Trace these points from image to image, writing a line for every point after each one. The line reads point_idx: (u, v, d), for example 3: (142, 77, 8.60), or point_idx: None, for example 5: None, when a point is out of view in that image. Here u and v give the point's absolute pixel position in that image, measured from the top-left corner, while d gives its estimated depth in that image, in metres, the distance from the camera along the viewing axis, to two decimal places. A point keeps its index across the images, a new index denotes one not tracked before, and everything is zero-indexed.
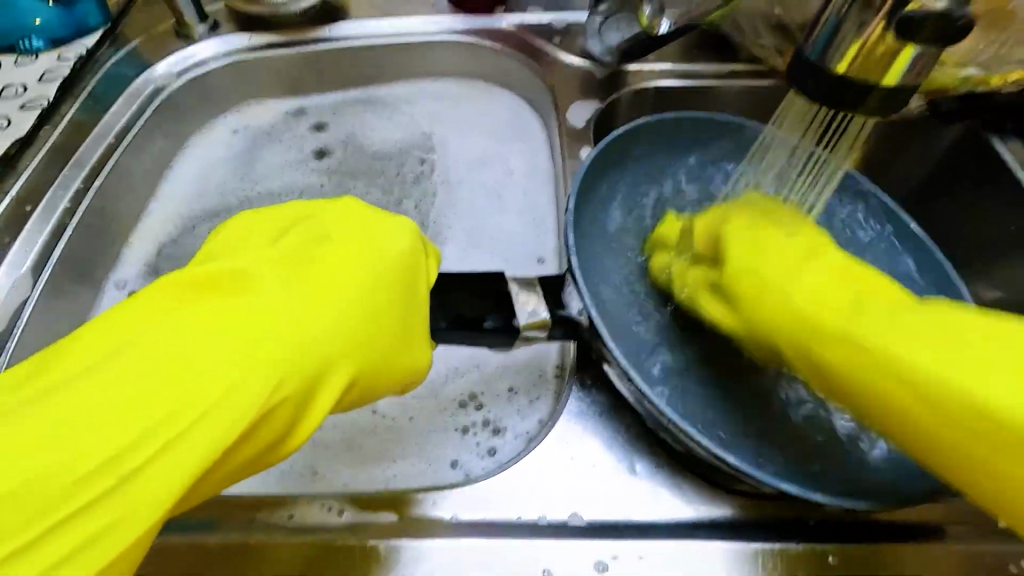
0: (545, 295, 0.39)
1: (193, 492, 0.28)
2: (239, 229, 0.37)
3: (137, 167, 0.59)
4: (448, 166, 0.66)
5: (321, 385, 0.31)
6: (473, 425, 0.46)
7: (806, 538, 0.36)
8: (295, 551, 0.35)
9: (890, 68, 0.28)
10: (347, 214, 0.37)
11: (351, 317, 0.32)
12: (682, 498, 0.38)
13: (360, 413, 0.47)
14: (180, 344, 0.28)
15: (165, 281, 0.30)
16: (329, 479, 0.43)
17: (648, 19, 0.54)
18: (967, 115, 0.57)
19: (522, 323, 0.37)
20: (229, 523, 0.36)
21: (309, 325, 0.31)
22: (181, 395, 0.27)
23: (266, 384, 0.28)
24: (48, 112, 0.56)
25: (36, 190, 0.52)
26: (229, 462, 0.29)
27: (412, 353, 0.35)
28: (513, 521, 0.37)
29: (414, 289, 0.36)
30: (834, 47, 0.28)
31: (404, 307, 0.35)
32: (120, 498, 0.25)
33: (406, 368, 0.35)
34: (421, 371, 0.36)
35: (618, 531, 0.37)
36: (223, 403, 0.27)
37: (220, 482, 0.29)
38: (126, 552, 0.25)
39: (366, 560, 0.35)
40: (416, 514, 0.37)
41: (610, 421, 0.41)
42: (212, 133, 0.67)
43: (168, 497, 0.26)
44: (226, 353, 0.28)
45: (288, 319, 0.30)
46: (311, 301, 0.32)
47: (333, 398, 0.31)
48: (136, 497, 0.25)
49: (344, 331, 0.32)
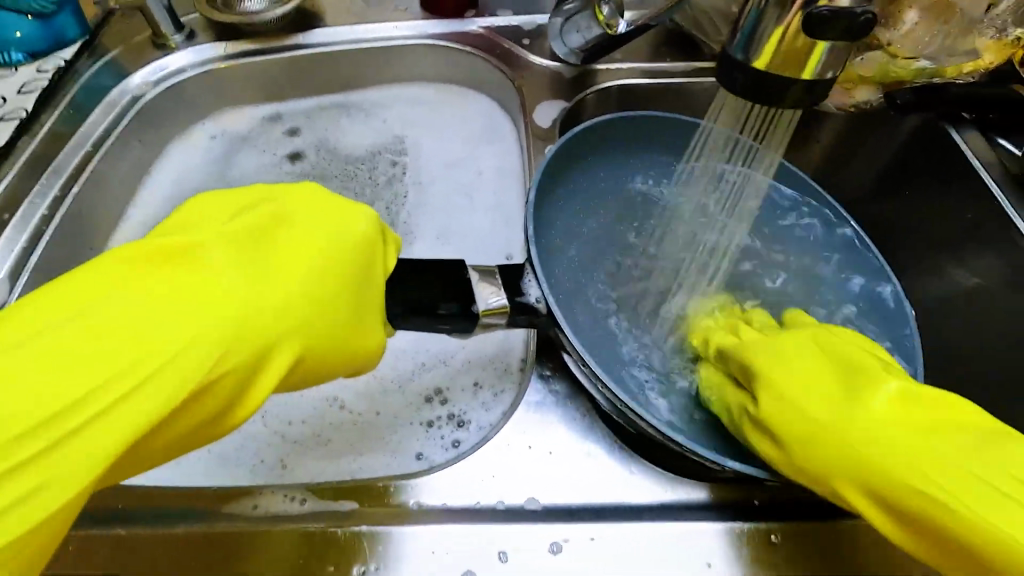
0: (503, 283, 0.40)
1: (136, 455, 0.29)
2: (203, 199, 0.36)
3: (115, 174, 0.61)
4: (421, 168, 0.68)
5: (269, 359, 0.31)
6: (439, 418, 0.47)
7: (751, 518, 0.37)
8: (260, 542, 0.36)
9: (806, 62, 0.29)
10: (311, 194, 0.36)
11: (306, 294, 0.32)
12: (637, 482, 0.39)
13: (330, 409, 0.48)
14: (127, 312, 0.28)
15: (116, 247, 0.29)
16: (298, 472, 0.45)
17: (606, 19, 0.56)
18: (921, 108, 0.58)
19: (481, 309, 0.37)
20: (193, 513, 0.37)
21: (262, 299, 0.30)
22: (125, 362, 0.27)
23: (210, 357, 0.28)
24: (26, 122, 0.57)
25: (15, 199, 0.53)
26: (174, 427, 0.29)
27: (368, 332, 0.35)
28: (472, 507, 0.38)
29: (374, 268, 0.36)
30: (755, 42, 0.29)
31: (362, 286, 0.34)
32: (58, 458, 0.25)
33: (361, 345, 0.35)
34: (377, 350, 0.36)
35: (574, 514, 0.38)
36: (167, 371, 0.27)
37: (165, 446, 0.29)
38: (61, 510, 0.25)
39: (326, 545, 0.36)
40: (375, 503, 0.38)
41: (567, 410, 0.42)
42: (190, 140, 0.69)
43: (107, 457, 0.26)
44: (174, 322, 0.28)
45: (241, 294, 0.30)
46: (266, 277, 0.31)
47: (279, 376, 0.31)
48: (72, 458, 0.26)
49: (297, 307, 0.31)
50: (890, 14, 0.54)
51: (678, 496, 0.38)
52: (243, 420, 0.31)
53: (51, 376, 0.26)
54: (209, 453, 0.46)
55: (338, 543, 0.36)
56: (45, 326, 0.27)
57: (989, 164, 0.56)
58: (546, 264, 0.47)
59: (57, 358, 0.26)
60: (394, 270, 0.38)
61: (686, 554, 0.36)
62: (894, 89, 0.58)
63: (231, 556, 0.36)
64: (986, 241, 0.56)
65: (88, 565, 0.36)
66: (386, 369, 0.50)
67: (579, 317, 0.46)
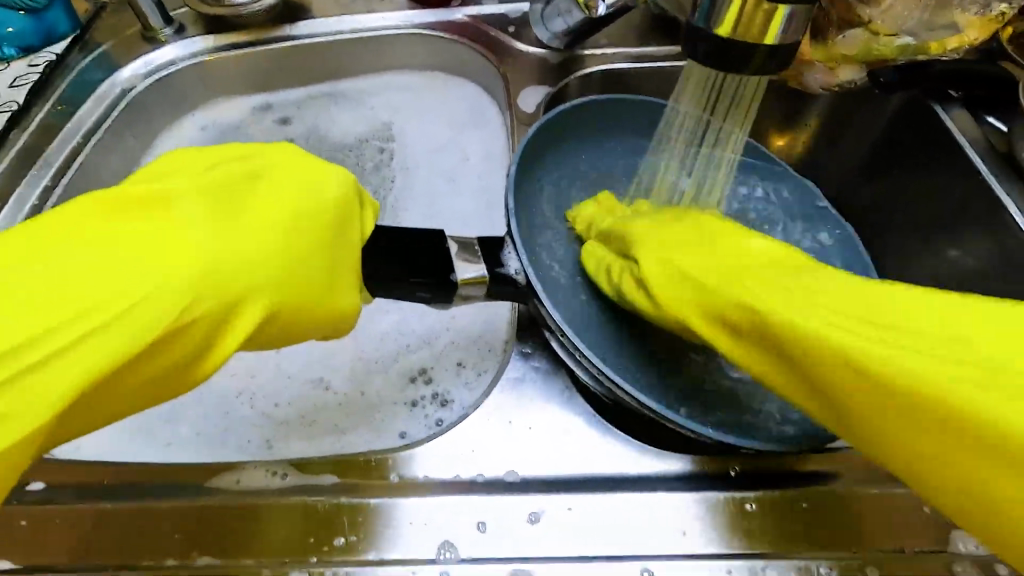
0: (484, 253, 0.40)
1: (103, 398, 0.29)
2: (181, 155, 0.36)
3: (106, 166, 0.61)
4: (408, 156, 0.68)
5: (238, 312, 0.31)
6: (423, 398, 0.48)
7: (726, 486, 0.37)
8: (239, 513, 0.37)
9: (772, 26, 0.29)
10: (290, 156, 0.37)
11: (275, 250, 0.32)
12: (614, 452, 0.39)
13: (316, 390, 0.49)
14: (96, 257, 0.28)
15: (88, 194, 0.30)
16: (284, 450, 0.46)
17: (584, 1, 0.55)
18: (906, 86, 0.59)
19: (460, 278, 0.38)
20: (175, 488, 0.38)
21: (231, 251, 0.31)
22: (91, 304, 0.27)
23: (179, 298, 0.29)
24: (17, 115, 0.58)
25: (7, 191, 0.55)
26: (141, 373, 0.30)
27: (341, 295, 0.35)
28: (450, 479, 0.39)
29: (348, 232, 0.36)
30: (722, 11, 0.29)
31: (335, 249, 0.35)
32: (20, 393, 0.26)
33: (334, 308, 0.35)
34: (350, 315, 0.36)
35: (551, 486, 0.38)
36: (132, 315, 0.28)
37: (133, 391, 0.30)
38: (18, 447, 0.26)
39: (304, 519, 0.36)
40: (354, 478, 0.38)
41: (547, 386, 0.43)
42: (181, 130, 0.70)
43: (71, 395, 0.27)
44: (142, 269, 0.28)
45: (211, 246, 0.30)
46: (236, 231, 0.32)
47: (248, 327, 0.31)
48: (37, 392, 0.26)
49: (267, 262, 0.32)
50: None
51: (655, 467, 0.39)
52: (212, 372, 0.32)
53: (18, 314, 0.26)
54: (198, 433, 0.47)
55: (318, 516, 0.37)
56: (21, 262, 0.27)
57: (975, 141, 0.56)
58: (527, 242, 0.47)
59: (31, 291, 0.27)
60: (374, 235, 0.39)
61: (662, 523, 0.36)
62: (879, 67, 0.59)
63: (210, 526, 0.36)
64: (971, 218, 0.56)
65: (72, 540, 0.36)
66: (371, 350, 0.50)
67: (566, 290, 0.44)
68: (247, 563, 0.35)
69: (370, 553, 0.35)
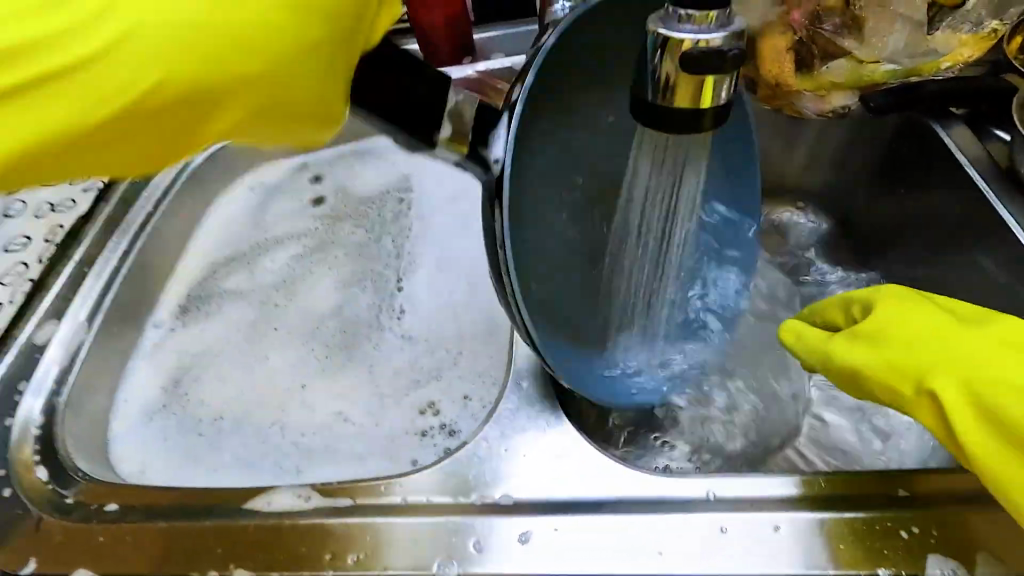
0: (475, 120, 0.38)
1: (87, 161, 0.34)
2: None
3: (172, 226, 0.71)
4: (425, 205, 0.75)
5: (214, 112, 0.34)
6: (431, 428, 0.53)
7: (703, 508, 0.40)
8: (270, 530, 0.42)
9: (713, 93, 0.33)
10: None
11: (269, 67, 0.33)
12: (599, 473, 0.43)
13: (339, 421, 0.55)
14: (94, 29, 0.30)
15: None
16: (310, 475, 0.51)
17: None
18: (900, 107, 0.61)
19: (443, 136, 0.38)
20: (220, 509, 0.44)
21: (228, 57, 0.32)
22: (82, 52, 0.30)
23: (157, 71, 0.31)
24: (102, 191, 0.69)
25: (94, 252, 0.64)
26: (122, 147, 0.34)
27: (327, 103, 0.36)
28: (450, 502, 0.43)
29: (354, 35, 0.36)
30: (669, 94, 0.33)
31: (332, 61, 0.35)
32: (29, 112, 0.31)
33: (314, 112, 0.37)
34: (332, 122, 0.38)
35: (541, 507, 0.41)
36: (122, 46, 0.30)
37: (118, 162, 0.35)
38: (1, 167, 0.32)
39: (322, 538, 0.41)
40: (364, 499, 0.43)
41: (541, 416, 0.46)
42: (233, 192, 0.80)
43: (47, 134, 0.31)
44: (130, 61, 0.30)
45: (208, 22, 0.31)
46: (242, 29, 0.32)
47: (224, 130, 0.35)
48: (27, 112, 0.31)
49: (257, 85, 0.34)
50: (847, 25, 0.55)
51: (638, 489, 0.41)
52: (197, 152, 0.37)
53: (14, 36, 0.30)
54: (238, 460, 0.54)
55: (336, 535, 0.42)
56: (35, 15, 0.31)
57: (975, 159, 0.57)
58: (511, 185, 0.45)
59: (37, 23, 0.30)
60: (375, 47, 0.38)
61: (645, 543, 0.39)
62: (870, 91, 0.60)
63: (246, 541, 0.42)
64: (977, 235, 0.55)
65: (137, 552, 0.42)
66: (388, 385, 0.57)
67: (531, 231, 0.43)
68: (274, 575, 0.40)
69: (378, 568, 0.40)
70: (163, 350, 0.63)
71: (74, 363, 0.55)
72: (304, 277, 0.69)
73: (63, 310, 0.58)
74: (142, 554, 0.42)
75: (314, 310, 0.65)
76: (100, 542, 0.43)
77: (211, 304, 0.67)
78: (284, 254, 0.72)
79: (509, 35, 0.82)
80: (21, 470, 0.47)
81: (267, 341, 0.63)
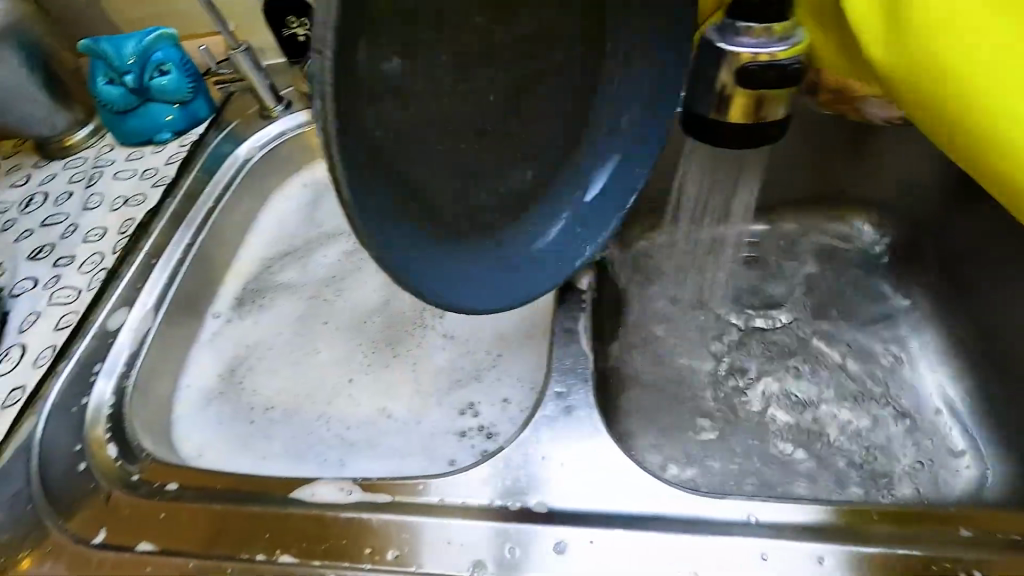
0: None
1: None
2: None
3: (231, 222, 0.75)
4: None
5: None
6: (470, 429, 0.54)
7: (742, 532, 0.39)
8: (313, 519, 0.44)
9: (771, 107, 0.35)
10: None
11: None
12: (634, 485, 0.42)
13: (382, 418, 0.57)
14: None
15: None
16: (353, 467, 0.53)
17: None
18: None
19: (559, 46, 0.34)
20: (270, 497, 0.46)
21: None
22: None
23: None
24: (169, 187, 0.74)
25: (161, 245, 0.68)
26: None
27: None
28: (487, 505, 0.43)
29: None
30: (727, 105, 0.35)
31: None
32: None
33: None
34: None
35: (575, 518, 0.41)
36: None
37: None
38: None
39: (362, 532, 0.43)
40: (402, 497, 0.44)
41: (579, 426, 0.46)
42: (289, 189, 0.83)
43: None
44: None
45: None
46: None
47: None
48: None
49: None
50: None
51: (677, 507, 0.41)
52: None
53: None
54: (287, 449, 0.56)
55: (376, 530, 0.43)
56: None
57: None
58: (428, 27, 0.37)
59: None
60: None
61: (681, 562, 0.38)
62: None
63: (291, 530, 0.44)
64: None
65: (192, 533, 0.45)
66: (431, 383, 0.59)
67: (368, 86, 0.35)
68: (315, 563, 0.42)
69: (413, 565, 0.41)
70: (222, 339, 0.67)
71: (142, 348, 0.60)
72: (353, 274, 0.71)
73: (133, 299, 0.63)
74: (192, 534, 0.45)
75: (361, 305, 0.68)
76: (160, 519, 0.46)
77: (266, 298, 0.71)
78: (337, 250, 0.75)
79: None
80: (94, 447, 0.52)
81: (317, 334, 0.66)
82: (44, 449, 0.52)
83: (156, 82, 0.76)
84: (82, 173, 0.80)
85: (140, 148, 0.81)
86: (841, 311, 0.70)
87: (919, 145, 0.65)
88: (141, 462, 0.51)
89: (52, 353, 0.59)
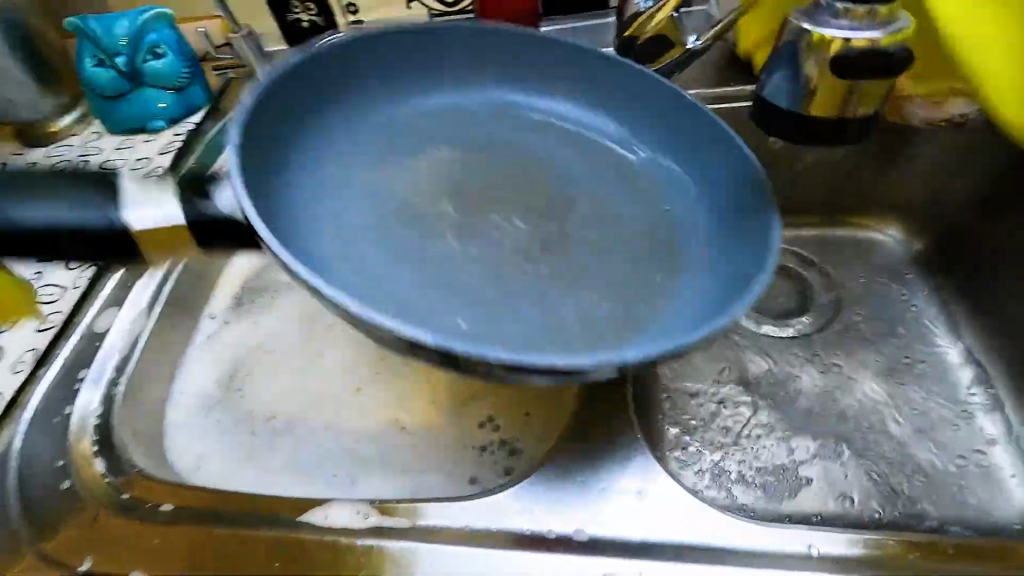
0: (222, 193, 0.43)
1: None
2: None
3: None
4: None
5: None
6: (491, 444, 0.51)
7: (799, 566, 0.36)
8: (332, 543, 0.40)
9: (856, 101, 0.43)
10: None
11: None
12: (674, 507, 0.40)
13: (393, 431, 0.53)
14: None
15: None
16: (363, 487, 0.49)
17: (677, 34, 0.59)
18: None
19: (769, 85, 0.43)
20: (276, 519, 0.42)
21: None
22: None
23: None
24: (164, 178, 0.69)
25: None
26: None
27: None
28: (519, 533, 0.40)
29: None
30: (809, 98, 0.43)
31: None
32: None
33: None
34: None
35: (622, 550, 0.38)
36: None
37: None
38: None
39: (377, 559, 0.39)
40: (422, 523, 0.41)
41: (613, 446, 0.43)
42: None
43: None
44: None
45: None
46: None
47: None
48: None
49: None
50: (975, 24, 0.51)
51: (726, 535, 0.38)
52: None
53: None
54: (290, 464, 0.52)
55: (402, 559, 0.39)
56: None
57: None
58: (331, 154, 0.52)
59: None
60: None
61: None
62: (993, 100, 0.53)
63: (306, 555, 0.40)
64: None
65: (189, 557, 0.40)
66: (446, 393, 0.55)
67: (328, 217, 0.48)
68: None
69: None
70: (220, 342, 0.62)
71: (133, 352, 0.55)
72: None
73: (123, 298, 0.59)
74: (190, 561, 0.40)
75: None
76: (154, 543, 0.41)
77: (266, 297, 0.67)
78: None
79: (580, 26, 0.78)
80: (80, 464, 0.47)
81: (322, 338, 0.61)
82: (21, 463, 0.47)
83: (150, 66, 0.71)
84: (65, 161, 0.74)
85: (131, 137, 0.76)
86: (872, 321, 0.67)
87: (954, 150, 0.63)
88: (135, 482, 0.46)
89: (32, 357, 0.53)
